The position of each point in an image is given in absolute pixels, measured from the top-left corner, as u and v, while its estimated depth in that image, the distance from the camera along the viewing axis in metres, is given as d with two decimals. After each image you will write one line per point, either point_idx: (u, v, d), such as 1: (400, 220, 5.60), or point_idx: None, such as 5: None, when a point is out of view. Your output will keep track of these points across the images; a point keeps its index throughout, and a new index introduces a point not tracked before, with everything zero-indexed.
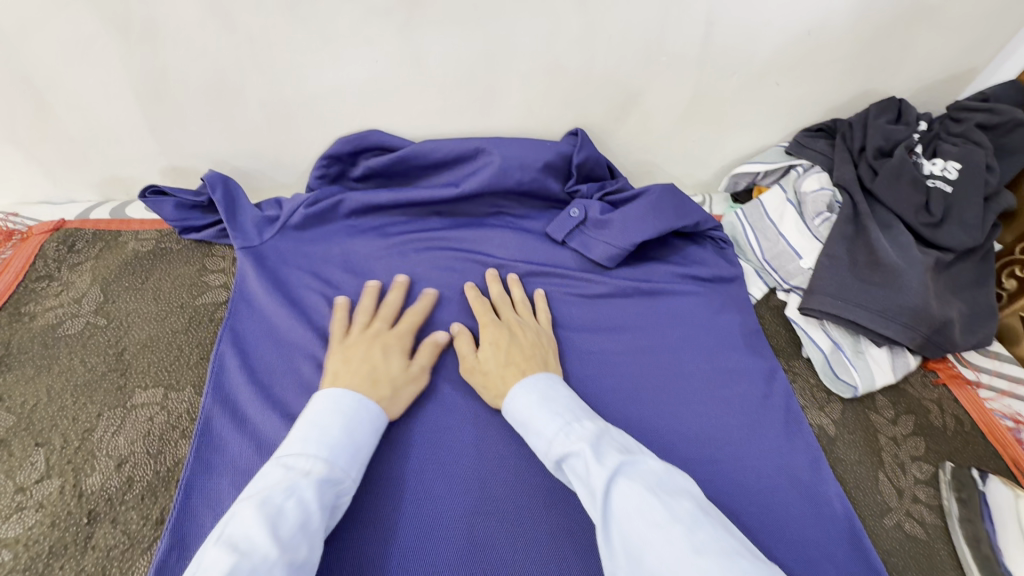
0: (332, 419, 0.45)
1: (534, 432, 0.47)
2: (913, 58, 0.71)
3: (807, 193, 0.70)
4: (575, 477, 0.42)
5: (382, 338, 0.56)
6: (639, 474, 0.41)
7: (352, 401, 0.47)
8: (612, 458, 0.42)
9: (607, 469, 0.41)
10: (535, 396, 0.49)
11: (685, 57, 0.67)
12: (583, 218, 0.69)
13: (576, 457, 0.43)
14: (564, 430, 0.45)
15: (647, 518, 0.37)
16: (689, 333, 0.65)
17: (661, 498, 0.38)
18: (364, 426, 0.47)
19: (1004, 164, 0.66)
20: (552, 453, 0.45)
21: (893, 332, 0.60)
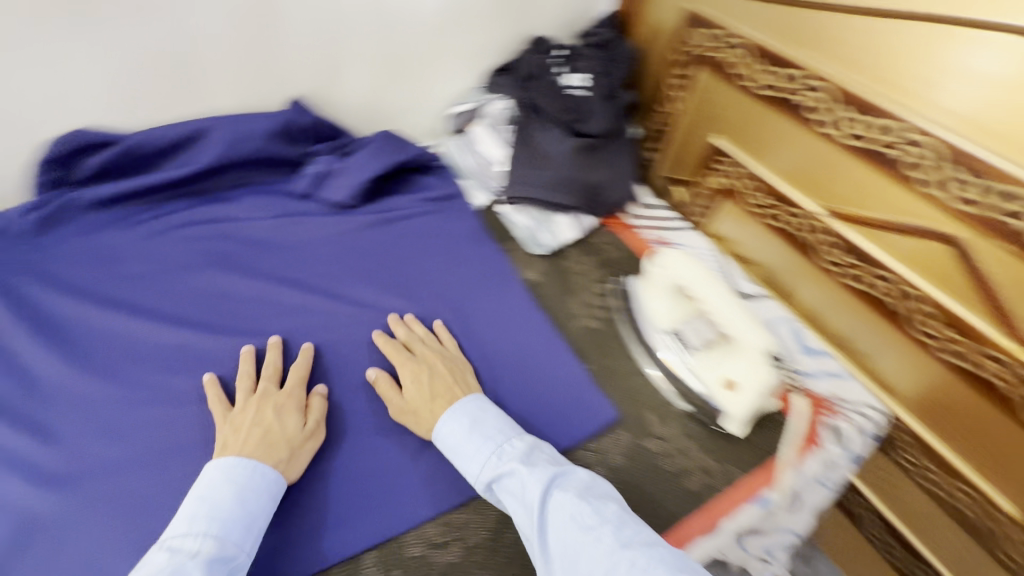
0: (223, 492, 0.49)
1: (463, 458, 0.55)
2: (543, 3, 0.93)
3: (491, 114, 0.91)
4: (511, 495, 0.51)
5: (281, 404, 0.58)
6: (570, 483, 0.52)
7: (248, 472, 0.50)
8: (545, 472, 0.52)
9: (541, 484, 0.50)
10: (465, 425, 0.56)
11: (364, 23, 0.81)
12: (325, 171, 0.82)
13: (510, 476, 0.52)
14: (497, 453, 0.54)
15: (577, 524, 0.48)
16: (425, 240, 0.81)
17: (591, 505, 0.49)
18: (258, 494, 0.50)
19: (617, 70, 0.91)
20: (483, 480, 0.53)
21: (563, 200, 0.83)
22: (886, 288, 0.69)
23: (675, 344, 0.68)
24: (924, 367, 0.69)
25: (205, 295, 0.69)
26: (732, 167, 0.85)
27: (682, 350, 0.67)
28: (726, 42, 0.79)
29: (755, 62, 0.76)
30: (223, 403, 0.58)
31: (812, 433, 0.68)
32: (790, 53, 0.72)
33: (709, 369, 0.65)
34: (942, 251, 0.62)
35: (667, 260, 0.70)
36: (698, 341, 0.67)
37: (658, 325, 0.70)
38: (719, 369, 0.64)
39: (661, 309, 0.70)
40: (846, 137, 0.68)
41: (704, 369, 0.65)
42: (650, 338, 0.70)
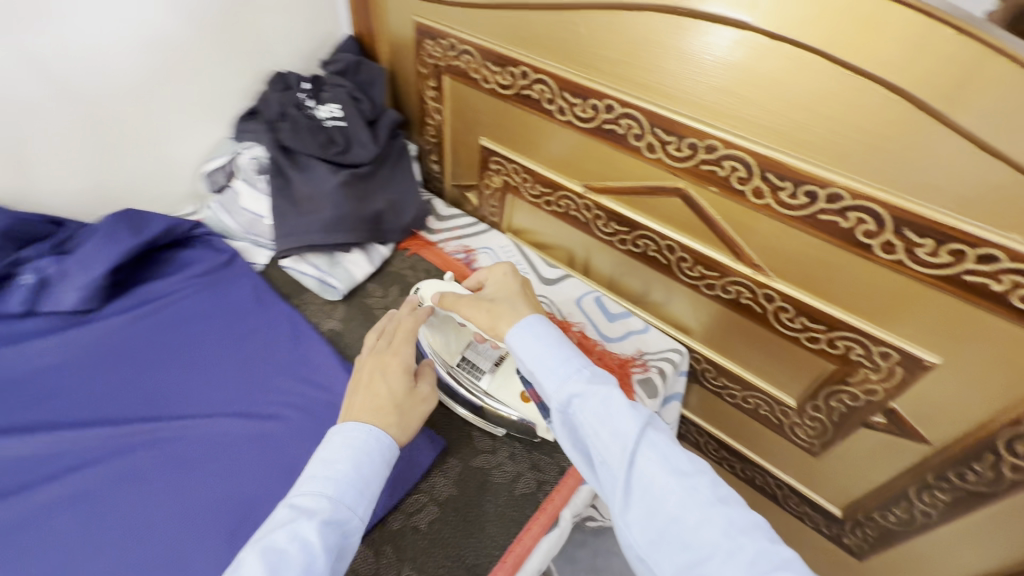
0: (340, 455, 0.48)
1: (543, 373, 0.53)
2: (272, 38, 0.88)
3: (243, 164, 0.82)
4: (592, 416, 0.49)
5: (386, 364, 0.56)
6: (661, 427, 0.49)
7: (363, 434, 0.49)
8: (641, 408, 0.50)
9: (638, 422, 0.48)
10: (557, 342, 0.54)
11: (43, 99, 0.70)
12: (40, 279, 0.68)
13: (596, 400, 0.50)
14: (581, 376, 0.52)
15: (666, 467, 0.46)
16: (197, 321, 0.72)
17: (683, 452, 0.48)
18: (374, 459, 0.49)
19: (370, 94, 0.90)
20: (565, 396, 0.51)
21: (345, 238, 0.78)
22: (651, 244, 0.76)
23: (468, 374, 0.64)
24: (699, 302, 0.77)
25: None
26: (505, 164, 0.88)
27: (478, 379, 0.63)
28: (456, 49, 0.80)
29: (485, 64, 0.78)
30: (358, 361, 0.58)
31: (631, 392, 0.72)
32: (507, 50, 0.74)
33: (506, 385, 0.62)
34: (674, 202, 0.70)
35: (427, 287, 0.70)
36: (490, 360, 0.64)
37: (445, 359, 0.65)
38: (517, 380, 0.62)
39: (444, 343, 0.66)
40: (577, 119, 0.72)
41: (501, 388, 0.62)
42: (446, 375, 0.64)
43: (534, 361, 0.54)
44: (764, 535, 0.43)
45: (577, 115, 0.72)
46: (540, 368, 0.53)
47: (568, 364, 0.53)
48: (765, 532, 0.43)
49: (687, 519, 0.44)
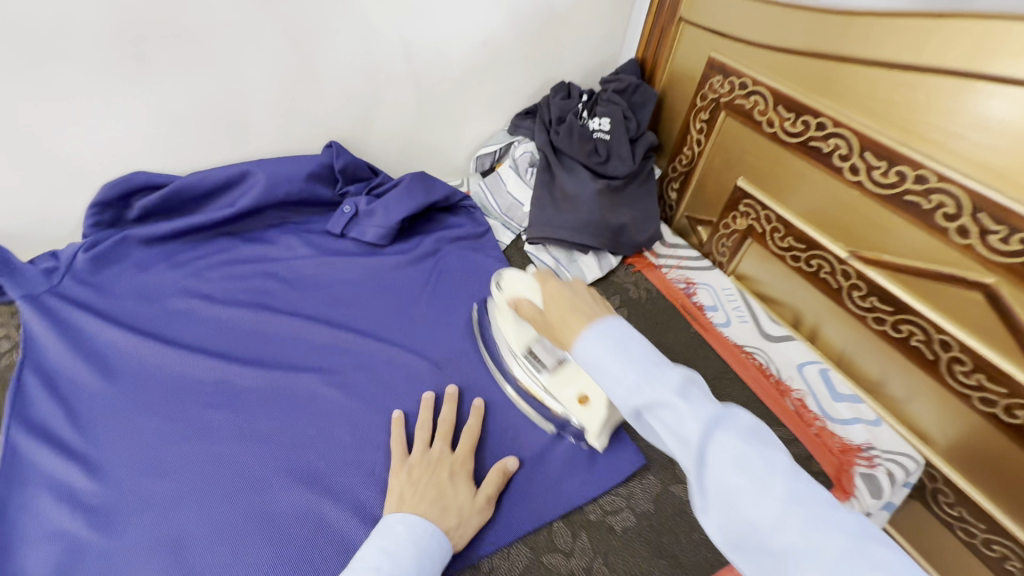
0: (405, 550, 0.48)
1: (603, 377, 0.41)
2: (567, 51, 0.97)
3: (518, 156, 0.93)
4: (661, 428, 0.38)
5: (453, 467, 0.58)
6: (733, 423, 0.36)
7: (426, 532, 0.50)
8: (704, 403, 0.37)
9: (701, 418, 0.36)
10: (610, 343, 0.42)
11: (398, 74, 0.85)
12: (356, 212, 0.85)
13: (663, 409, 0.37)
14: (648, 378, 0.39)
15: (741, 466, 0.34)
16: (453, 277, 0.84)
17: (760, 452, 0.35)
18: (434, 559, 0.49)
19: (638, 114, 0.95)
20: (630, 404, 0.39)
21: (588, 240, 0.84)
22: (918, 333, 0.68)
23: (530, 364, 0.67)
24: (962, 416, 0.67)
25: (246, 333, 0.71)
26: (756, 209, 0.85)
27: (539, 374, 0.66)
28: (746, 89, 0.81)
29: (775, 108, 0.77)
30: (403, 452, 0.59)
31: (850, 483, 0.66)
32: (809, 100, 0.72)
33: (564, 387, 0.65)
34: (973, 298, 0.61)
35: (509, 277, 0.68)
36: (550, 358, 0.66)
37: (513, 350, 0.69)
38: (572, 384, 0.64)
39: (513, 333, 0.69)
40: (871, 182, 0.68)
41: (559, 387, 0.65)
42: (509, 360, 0.69)
43: (596, 373, 0.42)
44: (850, 536, 0.31)
45: (873, 178, 0.67)
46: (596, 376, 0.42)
47: (620, 365, 0.40)
48: (853, 529, 0.31)
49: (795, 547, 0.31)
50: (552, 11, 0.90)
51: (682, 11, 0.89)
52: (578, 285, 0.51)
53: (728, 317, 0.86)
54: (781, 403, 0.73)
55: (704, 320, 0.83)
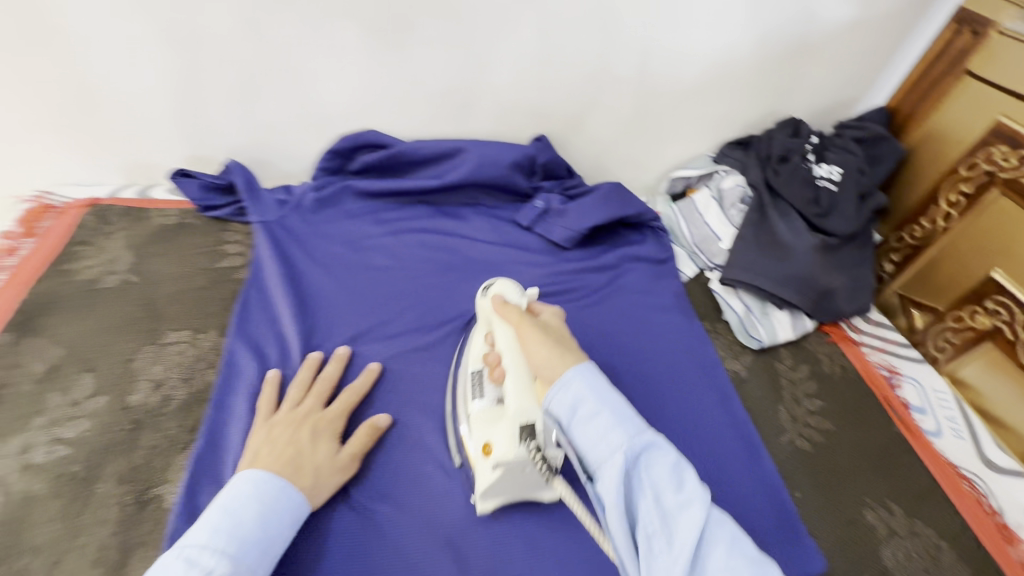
0: (248, 511, 0.46)
1: (613, 416, 0.44)
2: (805, 86, 0.88)
3: (726, 189, 0.86)
4: (650, 484, 0.42)
5: (318, 421, 0.56)
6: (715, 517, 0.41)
7: (275, 491, 0.48)
8: (693, 484, 0.42)
9: (701, 500, 0.41)
10: (591, 392, 0.46)
11: (627, 79, 0.82)
12: (547, 208, 0.84)
13: (657, 467, 0.43)
14: (634, 436, 0.43)
15: (729, 549, 0.40)
16: (632, 298, 0.79)
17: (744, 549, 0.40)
18: (283, 517, 0.48)
19: (876, 170, 0.84)
20: (635, 442, 0.43)
21: (790, 295, 0.76)
22: None
23: (473, 389, 0.58)
24: None
25: (431, 302, 0.73)
26: (1013, 311, 0.70)
27: (473, 398, 0.57)
28: None
29: None
30: (269, 408, 0.57)
31: None
32: None
33: (482, 428, 0.54)
34: None
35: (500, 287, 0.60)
36: (490, 390, 0.56)
37: (468, 365, 0.60)
38: (491, 424, 0.54)
39: (478, 347, 0.61)
40: None
41: (479, 428, 0.55)
42: (461, 383, 0.61)
43: (604, 405, 0.45)
44: None
45: None
46: (596, 425, 0.44)
47: (620, 411, 0.45)
48: None
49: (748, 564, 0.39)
50: (807, 40, 0.82)
51: (974, 63, 0.76)
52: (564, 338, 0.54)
53: (939, 425, 0.72)
54: (1005, 554, 0.61)
55: (911, 422, 0.71)
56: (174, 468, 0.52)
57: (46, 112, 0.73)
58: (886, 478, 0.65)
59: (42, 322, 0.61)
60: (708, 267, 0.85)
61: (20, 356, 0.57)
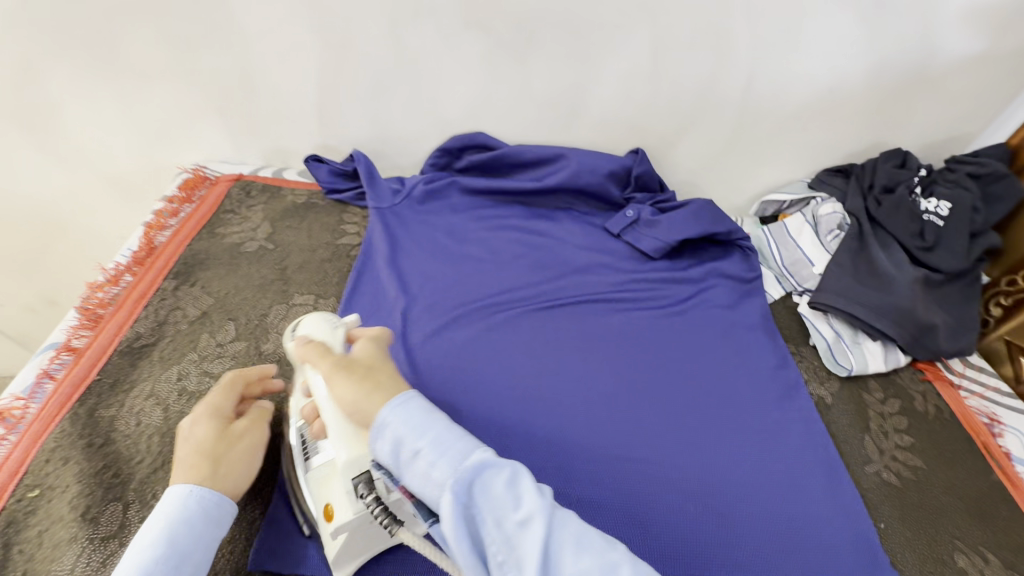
0: (152, 531, 0.42)
1: (434, 446, 0.38)
2: (917, 119, 0.86)
3: (822, 215, 0.84)
4: (489, 510, 0.36)
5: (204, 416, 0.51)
6: (563, 527, 0.37)
7: (176, 499, 0.44)
8: (533, 498, 0.37)
9: (542, 510, 0.36)
10: (408, 426, 0.40)
11: (730, 101, 0.84)
12: (637, 218, 0.86)
13: (495, 488, 0.37)
14: (458, 463, 0.37)
15: (580, 555, 0.35)
16: (716, 313, 0.80)
17: (597, 550, 0.36)
18: (196, 522, 0.43)
19: (990, 209, 0.80)
20: (462, 468, 0.37)
21: (887, 326, 0.74)
22: None
23: (299, 450, 0.53)
24: None
25: (521, 295, 0.78)
26: None
27: (303, 458, 0.53)
28: None
29: None
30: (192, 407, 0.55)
31: None
32: None
33: (322, 486, 0.51)
34: None
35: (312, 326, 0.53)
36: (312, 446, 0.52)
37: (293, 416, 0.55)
38: (325, 490, 0.50)
39: (296, 399, 0.55)
40: None
41: (318, 490, 0.51)
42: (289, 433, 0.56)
43: (429, 433, 0.39)
44: None
45: None
46: (419, 462, 0.38)
47: (445, 437, 0.39)
48: None
49: (608, 566, 0.35)
50: (926, 72, 0.80)
51: None
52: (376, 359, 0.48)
53: None
54: None
55: (1013, 473, 0.67)
56: None
57: (212, 99, 0.85)
58: (983, 525, 0.62)
59: (197, 275, 0.70)
60: (797, 290, 0.85)
61: (180, 300, 0.67)
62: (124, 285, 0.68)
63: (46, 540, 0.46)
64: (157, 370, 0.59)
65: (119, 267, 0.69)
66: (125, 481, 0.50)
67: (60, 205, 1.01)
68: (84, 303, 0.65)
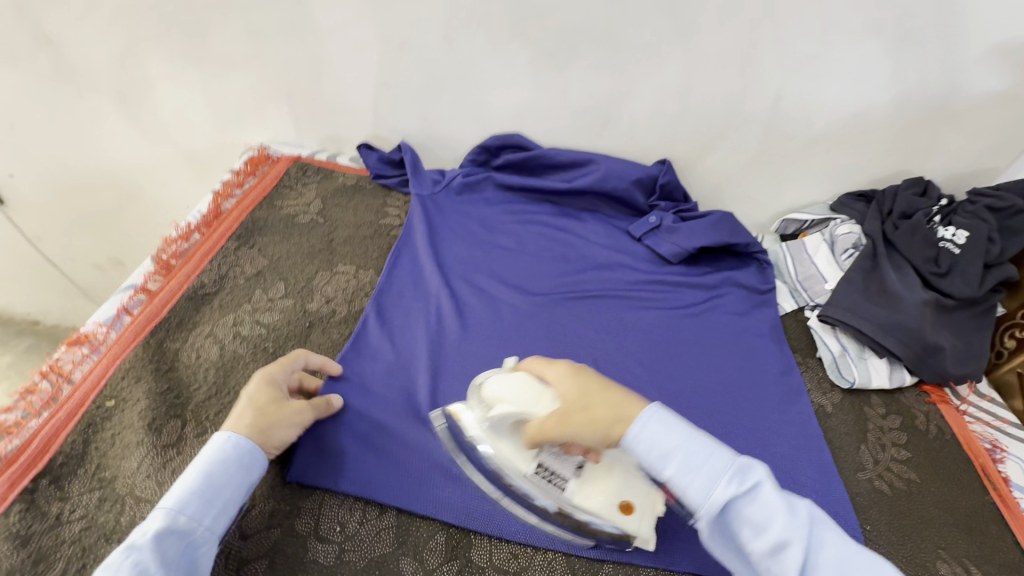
0: (192, 467, 0.47)
1: (687, 465, 0.44)
2: (941, 150, 0.89)
3: (839, 235, 0.88)
4: (745, 523, 0.43)
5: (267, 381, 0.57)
6: (811, 538, 0.43)
7: (219, 446, 0.49)
8: (791, 517, 0.42)
9: (794, 530, 0.42)
10: (666, 446, 0.45)
11: (757, 120, 0.89)
12: (658, 224, 0.91)
13: (751, 504, 0.43)
14: (724, 480, 0.43)
15: (832, 567, 0.41)
16: (726, 318, 0.84)
17: (848, 569, 0.41)
18: (227, 465, 0.48)
19: (1009, 241, 0.81)
20: (724, 489, 0.43)
21: (892, 344, 0.76)
22: None
23: (549, 485, 0.53)
24: None
25: (542, 286, 0.84)
26: None
27: (561, 488, 0.53)
28: None
29: None
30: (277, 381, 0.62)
31: None
32: None
33: (597, 499, 0.53)
34: None
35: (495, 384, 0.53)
36: (568, 469, 0.54)
37: (522, 469, 0.54)
38: (606, 495, 0.53)
39: (511, 452, 0.54)
40: None
41: (596, 500, 0.53)
42: (528, 485, 0.54)
43: (677, 451, 0.45)
44: None
45: None
46: (685, 481, 0.44)
47: (708, 457, 0.44)
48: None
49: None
50: (950, 106, 0.83)
51: None
52: (583, 374, 0.52)
53: None
54: None
55: (1008, 497, 0.68)
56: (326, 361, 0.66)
57: (282, 87, 0.95)
58: (968, 541, 0.63)
59: (255, 239, 0.79)
60: (809, 305, 0.87)
61: (239, 259, 0.75)
62: (193, 242, 0.77)
63: (117, 440, 0.53)
64: (216, 315, 0.68)
65: (190, 225, 0.78)
66: (184, 402, 0.58)
67: (137, 172, 1.12)
68: (160, 253, 0.74)
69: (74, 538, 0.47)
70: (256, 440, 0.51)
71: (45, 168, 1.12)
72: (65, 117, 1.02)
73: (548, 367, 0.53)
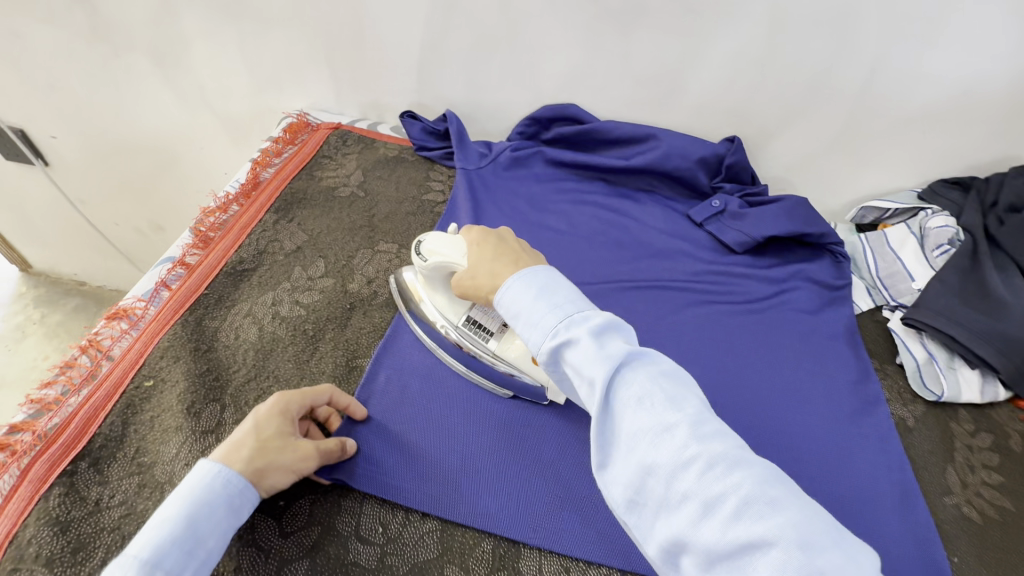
0: (173, 505, 0.40)
1: (527, 324, 0.45)
2: None
3: (931, 228, 0.78)
4: (572, 370, 0.42)
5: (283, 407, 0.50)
6: (638, 382, 0.39)
7: (209, 480, 0.42)
8: (612, 352, 0.40)
9: (609, 369, 0.39)
10: (530, 291, 0.46)
11: (846, 93, 0.79)
12: (723, 209, 0.83)
13: (573, 348, 0.41)
14: (561, 320, 0.43)
15: (644, 406, 0.38)
16: (795, 316, 0.76)
17: (663, 417, 0.37)
18: (215, 509, 0.41)
19: None
20: (557, 331, 0.43)
21: (989, 354, 0.67)
22: None
23: (475, 337, 0.59)
24: None
25: (593, 275, 0.78)
26: None
27: (485, 340, 0.59)
28: None
29: None
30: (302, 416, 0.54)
31: None
32: None
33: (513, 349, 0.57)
34: None
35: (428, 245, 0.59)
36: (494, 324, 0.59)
37: (453, 320, 0.60)
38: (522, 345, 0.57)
39: (445, 305, 0.60)
40: None
41: (507, 350, 0.58)
42: (464, 344, 0.60)
43: (523, 310, 0.45)
44: (756, 480, 0.35)
45: None
46: (526, 323, 0.45)
47: (562, 305, 0.44)
48: (731, 454, 0.36)
49: (666, 424, 0.37)
50: None
51: None
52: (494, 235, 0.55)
53: None
54: None
55: None
56: (366, 348, 0.62)
57: (323, 48, 0.89)
58: None
59: (295, 212, 0.75)
60: (888, 304, 0.79)
61: (278, 233, 0.72)
62: (231, 214, 0.73)
63: (157, 423, 0.52)
64: (255, 293, 0.65)
65: (228, 196, 0.75)
66: (224, 385, 0.55)
67: (173, 135, 1.10)
68: (198, 224, 0.71)
69: (114, 526, 0.45)
70: (247, 474, 0.44)
71: (85, 129, 1.10)
72: (103, 76, 0.99)
73: (473, 228, 0.57)
